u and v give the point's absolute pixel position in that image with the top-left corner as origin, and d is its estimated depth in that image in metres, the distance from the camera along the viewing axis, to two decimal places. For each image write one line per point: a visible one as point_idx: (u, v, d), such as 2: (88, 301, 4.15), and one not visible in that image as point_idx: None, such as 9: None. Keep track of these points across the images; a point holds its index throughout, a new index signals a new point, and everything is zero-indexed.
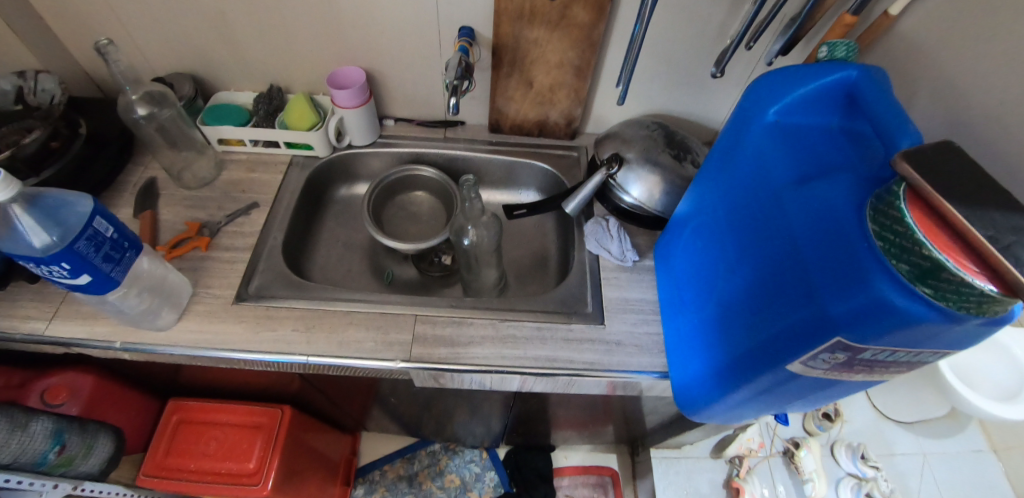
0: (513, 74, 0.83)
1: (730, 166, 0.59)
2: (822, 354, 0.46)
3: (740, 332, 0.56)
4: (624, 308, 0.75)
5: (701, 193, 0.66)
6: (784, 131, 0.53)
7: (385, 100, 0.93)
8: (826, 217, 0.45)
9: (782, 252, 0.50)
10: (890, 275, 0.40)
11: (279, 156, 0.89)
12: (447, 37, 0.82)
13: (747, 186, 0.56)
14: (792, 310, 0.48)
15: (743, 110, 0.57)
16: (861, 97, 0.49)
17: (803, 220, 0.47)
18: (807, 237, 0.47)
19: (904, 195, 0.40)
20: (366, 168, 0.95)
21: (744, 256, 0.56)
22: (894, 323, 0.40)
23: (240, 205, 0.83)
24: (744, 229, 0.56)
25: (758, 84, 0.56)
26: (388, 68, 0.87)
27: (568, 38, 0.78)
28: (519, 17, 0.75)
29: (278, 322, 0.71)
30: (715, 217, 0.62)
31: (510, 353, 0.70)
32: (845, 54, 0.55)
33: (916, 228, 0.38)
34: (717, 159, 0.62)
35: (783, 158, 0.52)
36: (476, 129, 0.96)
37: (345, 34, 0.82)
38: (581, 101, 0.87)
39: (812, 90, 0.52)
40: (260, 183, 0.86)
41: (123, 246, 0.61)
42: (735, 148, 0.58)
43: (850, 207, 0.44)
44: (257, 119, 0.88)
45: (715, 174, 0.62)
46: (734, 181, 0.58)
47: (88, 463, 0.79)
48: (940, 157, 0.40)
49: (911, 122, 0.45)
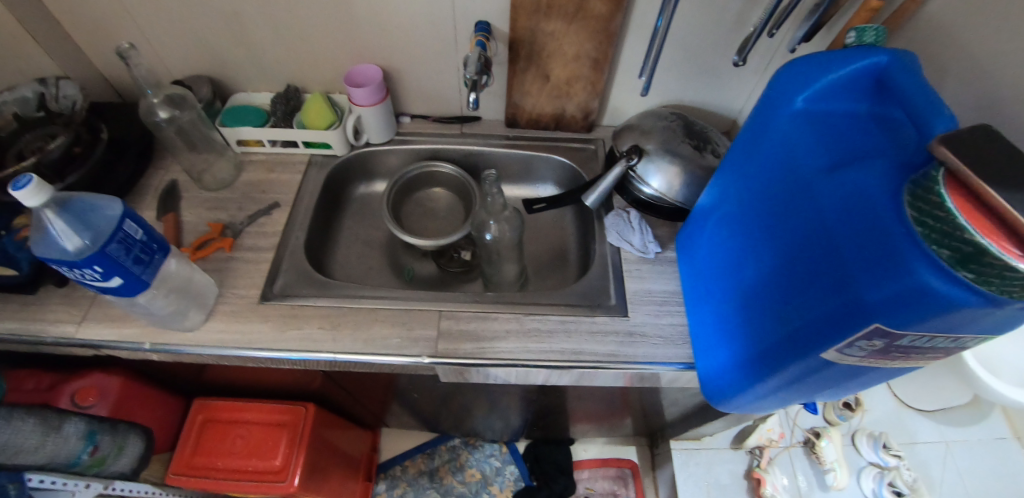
0: (529, 68, 0.83)
1: (756, 155, 0.58)
2: (858, 341, 0.46)
3: (770, 321, 0.56)
4: (648, 299, 0.75)
5: (725, 184, 0.65)
6: (813, 119, 0.52)
7: (401, 97, 0.93)
8: (860, 205, 0.45)
9: (814, 240, 0.49)
10: (928, 259, 0.39)
11: (297, 156, 0.90)
12: (462, 32, 0.81)
13: (775, 174, 0.55)
14: (826, 297, 0.47)
15: (770, 98, 0.56)
16: (892, 81, 0.48)
17: (836, 208, 0.47)
18: (841, 225, 0.46)
19: (943, 179, 0.39)
20: (384, 166, 0.95)
21: (774, 245, 0.55)
22: (935, 308, 0.39)
23: (261, 205, 0.83)
24: (772, 218, 0.56)
25: (784, 71, 0.55)
26: (404, 65, 0.87)
27: (585, 30, 0.77)
28: (536, 10, 0.75)
29: (304, 320, 0.71)
30: (742, 207, 0.61)
31: (536, 347, 0.70)
32: (874, 39, 0.53)
33: (957, 213, 0.37)
34: (741, 149, 0.61)
35: (813, 146, 0.51)
36: (492, 124, 0.95)
37: (362, 32, 0.82)
38: (598, 93, 0.86)
39: (841, 75, 0.51)
40: (280, 184, 0.86)
41: (152, 249, 0.61)
42: (761, 136, 0.57)
43: (886, 192, 0.44)
44: (275, 119, 0.88)
45: (740, 163, 0.61)
46: (760, 171, 0.58)
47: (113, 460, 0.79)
48: (978, 141, 0.39)
49: (945, 106, 0.44)
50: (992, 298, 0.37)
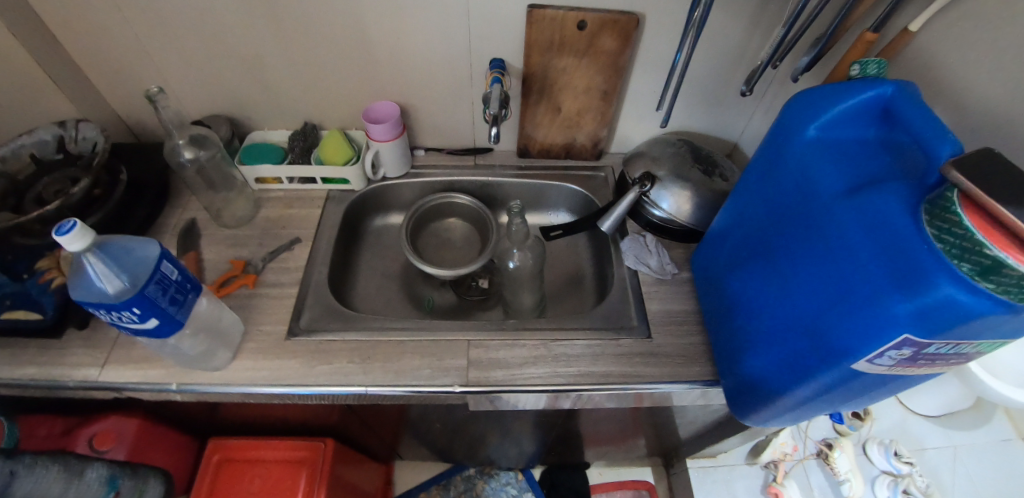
0: (542, 101, 0.88)
1: (773, 179, 0.62)
2: (888, 352, 0.48)
3: (797, 336, 0.58)
4: (668, 320, 0.77)
5: (741, 206, 0.68)
6: (826, 145, 0.56)
7: (416, 132, 0.96)
8: (881, 224, 0.48)
9: (837, 258, 0.52)
10: (952, 273, 0.42)
11: (315, 192, 0.91)
12: (477, 69, 0.86)
13: (793, 197, 0.59)
14: (854, 312, 0.50)
15: (783, 127, 0.60)
16: (898, 110, 0.52)
17: (857, 227, 0.50)
18: (863, 243, 0.49)
19: (958, 199, 0.42)
20: (399, 198, 0.96)
21: (796, 263, 0.58)
22: (961, 317, 0.42)
23: (282, 241, 0.84)
24: (793, 238, 0.58)
25: (795, 102, 0.59)
26: (420, 101, 0.90)
27: (595, 65, 0.83)
28: (549, 47, 0.80)
29: (332, 355, 0.71)
30: (761, 228, 0.64)
31: (564, 371, 0.71)
32: (878, 71, 0.57)
33: (974, 230, 0.41)
34: (757, 173, 0.65)
35: (828, 170, 0.55)
36: (504, 155, 0.98)
37: (381, 70, 0.85)
38: (607, 123, 0.91)
39: (849, 106, 0.55)
40: (300, 219, 0.87)
41: (186, 288, 0.61)
42: (776, 162, 0.61)
43: (905, 212, 0.47)
44: (293, 156, 0.90)
45: (756, 187, 0.65)
46: (777, 193, 0.61)
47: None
48: (984, 163, 0.43)
49: (950, 133, 0.48)
50: (1011, 305, 0.41)
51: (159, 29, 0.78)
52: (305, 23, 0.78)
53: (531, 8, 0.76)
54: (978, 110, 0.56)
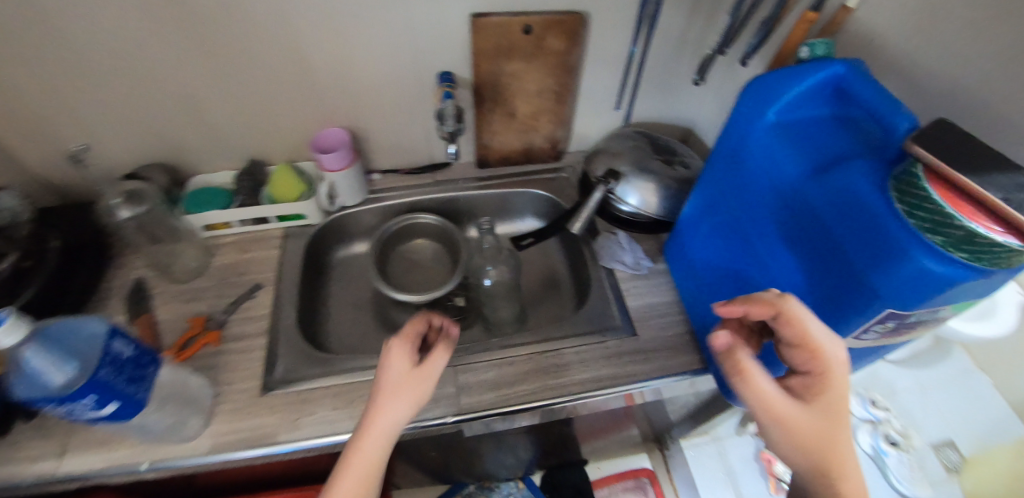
0: (496, 109, 0.86)
1: (739, 167, 0.62)
2: (874, 326, 0.50)
3: None
4: (651, 314, 0.78)
5: (710, 195, 0.69)
6: (785, 130, 0.57)
7: (369, 155, 0.92)
8: (851, 203, 0.49)
9: (815, 240, 0.53)
10: (926, 246, 0.43)
11: (270, 231, 0.86)
12: (425, 84, 0.83)
13: (762, 184, 0.60)
14: (838, 291, 0.51)
15: (740, 115, 0.60)
16: (851, 89, 0.54)
17: (829, 208, 0.51)
18: (837, 223, 0.50)
19: (924, 174, 0.43)
20: (360, 225, 0.92)
21: (774, 248, 0.59)
22: (939, 287, 0.43)
23: (242, 289, 0.79)
24: (767, 223, 0.60)
25: (749, 90, 0.59)
26: (370, 124, 0.87)
27: (545, 67, 0.82)
28: (497, 54, 0.79)
29: (315, 404, 0.68)
30: (733, 216, 0.65)
31: (557, 382, 0.70)
32: (826, 51, 0.60)
33: (945, 204, 0.41)
34: (721, 161, 0.65)
35: (792, 155, 0.56)
36: (464, 167, 0.96)
37: (324, 95, 0.81)
38: (563, 123, 0.90)
39: (804, 89, 0.56)
40: (259, 262, 0.82)
41: (145, 362, 0.57)
42: (739, 150, 0.62)
43: (873, 190, 0.48)
44: (241, 197, 0.85)
45: (723, 175, 0.66)
46: (745, 181, 0.62)
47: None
48: (941, 135, 0.44)
49: (903, 107, 0.50)
50: (983, 270, 0.41)
51: (72, 78, 0.71)
52: (237, 55, 0.74)
53: (475, 16, 0.74)
54: (911, 79, 0.58)
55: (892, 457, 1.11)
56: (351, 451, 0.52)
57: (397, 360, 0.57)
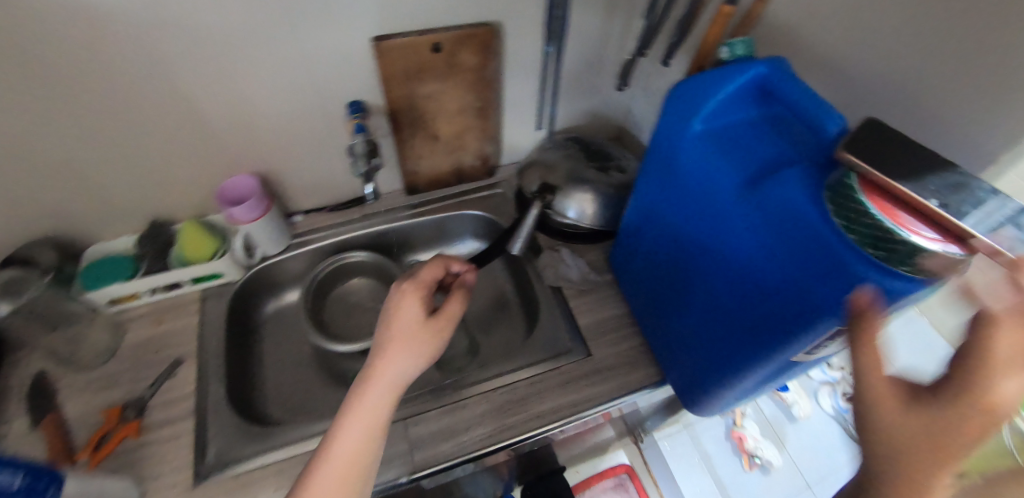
0: (417, 133, 0.81)
1: (673, 178, 0.60)
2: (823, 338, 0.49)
3: (735, 333, 0.57)
4: (602, 330, 0.76)
5: (648, 206, 0.67)
6: (715, 137, 0.55)
7: (287, 197, 0.85)
8: (789, 215, 0.48)
9: (757, 253, 0.51)
10: (865, 260, 0.42)
11: (187, 295, 0.78)
12: (335, 116, 0.76)
13: (697, 195, 0.57)
14: (785, 306, 0.50)
15: (669, 124, 0.58)
16: (778, 90, 0.53)
17: (768, 221, 0.49)
18: (777, 238, 0.49)
19: (859, 185, 0.43)
20: (288, 273, 0.86)
21: (718, 261, 0.57)
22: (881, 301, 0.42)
23: (161, 366, 0.72)
24: (708, 236, 0.58)
25: (674, 97, 0.57)
26: (281, 165, 0.80)
27: (463, 84, 0.77)
28: (408, 76, 0.73)
29: (256, 486, 0.62)
30: (673, 228, 0.63)
31: (514, 420, 0.67)
32: (745, 50, 0.59)
33: (881, 217, 0.41)
34: (655, 173, 0.63)
35: (726, 165, 0.53)
36: (393, 196, 0.91)
37: (222, 142, 0.74)
38: (490, 139, 0.86)
39: (729, 94, 0.54)
40: (177, 333, 0.75)
41: (41, 486, 0.50)
42: (671, 162, 0.59)
43: (807, 200, 0.46)
44: (147, 263, 0.77)
45: (659, 187, 0.63)
46: (681, 192, 0.60)
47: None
48: (870, 141, 0.44)
49: (830, 108, 0.49)
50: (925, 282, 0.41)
51: None
52: (110, 112, 0.65)
53: (376, 41, 0.68)
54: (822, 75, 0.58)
55: None
56: (356, 399, 0.50)
57: (408, 301, 0.56)
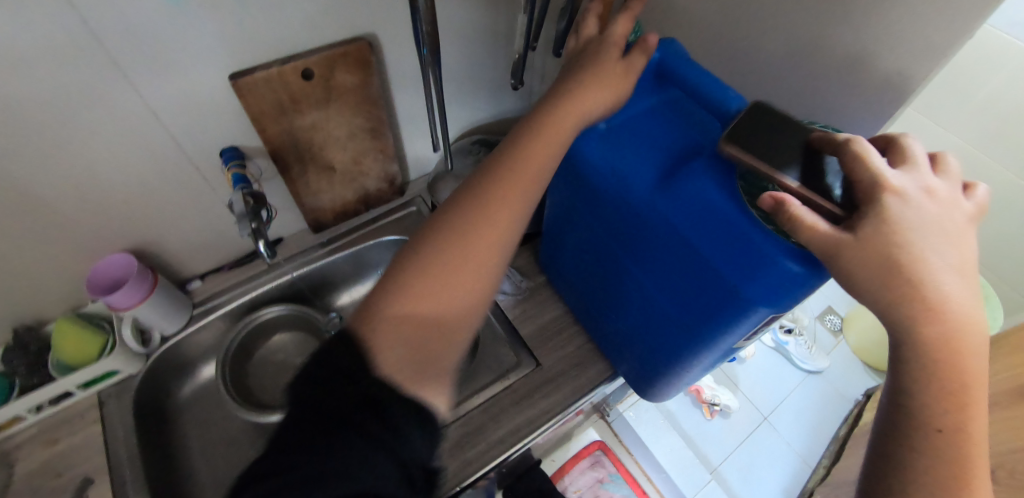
0: (308, 168, 0.73)
1: (580, 183, 0.56)
2: (757, 325, 0.49)
3: (672, 330, 0.55)
4: (545, 337, 0.74)
5: (563, 211, 0.63)
6: (619, 132, 0.52)
7: (176, 265, 0.76)
8: (705, 209, 0.46)
9: (679, 252, 0.49)
10: (784, 247, 0.42)
11: (80, 403, 0.68)
12: (207, 168, 0.67)
13: (607, 197, 0.53)
14: (716, 302, 0.48)
15: None
16: (676, 72, 0.51)
17: (686, 217, 0.47)
18: (698, 234, 0.46)
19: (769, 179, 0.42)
20: (199, 346, 0.78)
21: (642, 261, 0.54)
22: (804, 284, 0.43)
23: (65, 493, 0.62)
24: (627, 237, 0.54)
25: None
26: (159, 233, 0.70)
27: (347, 107, 0.69)
28: (281, 110, 0.64)
29: None
30: (592, 231, 0.60)
31: (473, 453, 0.65)
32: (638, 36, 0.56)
33: None
34: (565, 178, 0.58)
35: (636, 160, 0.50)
36: (300, 237, 0.84)
37: (75, 224, 0.63)
38: (393, 158, 0.80)
39: None
40: (78, 449, 0.65)
41: None
42: (574, 166, 0.55)
43: (721, 193, 0.45)
44: (21, 378, 0.67)
45: (568, 192, 0.59)
46: (591, 195, 0.55)
47: (340, 470, 0.33)
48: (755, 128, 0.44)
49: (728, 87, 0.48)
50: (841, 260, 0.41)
51: None
52: None
53: (232, 78, 0.58)
54: None
55: (791, 344, 1.27)
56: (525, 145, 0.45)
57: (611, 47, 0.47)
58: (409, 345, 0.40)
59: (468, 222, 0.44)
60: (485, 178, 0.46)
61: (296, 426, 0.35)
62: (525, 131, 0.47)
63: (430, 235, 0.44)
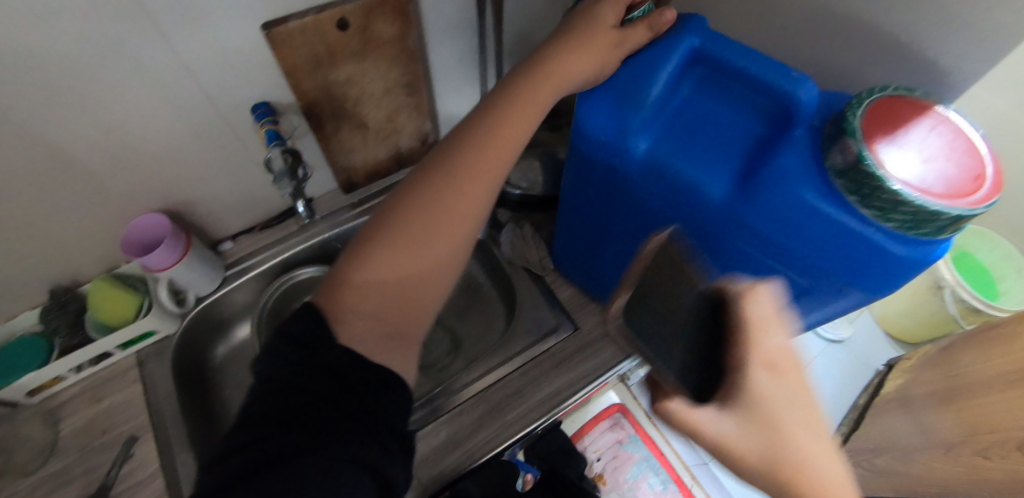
0: (342, 125, 0.70)
1: (627, 194, 0.52)
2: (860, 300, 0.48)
3: None
4: (584, 299, 0.74)
5: (597, 218, 0.60)
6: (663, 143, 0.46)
7: (208, 226, 0.75)
8: (801, 216, 0.43)
9: (771, 254, 0.47)
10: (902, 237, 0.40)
11: (121, 362, 0.69)
12: (241, 124, 0.65)
13: (668, 209, 0.50)
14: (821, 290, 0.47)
15: (602, 144, 0.48)
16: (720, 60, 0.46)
17: (775, 225, 0.44)
18: (792, 238, 0.44)
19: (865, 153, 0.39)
20: (234, 307, 0.78)
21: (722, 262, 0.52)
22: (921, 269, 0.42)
23: (114, 450, 0.63)
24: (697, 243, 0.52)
25: (585, 111, 0.48)
26: (192, 191, 0.68)
27: (383, 61, 0.65)
28: (317, 63, 0.61)
29: None
30: (643, 237, 0.56)
31: (515, 415, 0.65)
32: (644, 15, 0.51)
33: (889, 179, 0.38)
34: (597, 186, 0.55)
35: (706, 172, 0.45)
36: (331, 196, 0.82)
37: (110, 183, 0.61)
38: (426, 116, 0.77)
39: (659, 84, 0.46)
40: (123, 407, 0.66)
41: None
42: (620, 180, 0.51)
43: (817, 196, 0.42)
44: (61, 339, 0.66)
45: (608, 200, 0.55)
46: (645, 207, 0.52)
47: (323, 436, 0.39)
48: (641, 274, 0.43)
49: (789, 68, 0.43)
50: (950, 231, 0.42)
51: None
52: None
53: (266, 28, 0.55)
54: None
55: None
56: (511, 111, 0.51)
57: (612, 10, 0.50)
58: (380, 299, 0.49)
59: (445, 189, 0.51)
60: (459, 151, 0.51)
61: (274, 403, 0.41)
62: (502, 109, 0.52)
63: (395, 219, 0.50)
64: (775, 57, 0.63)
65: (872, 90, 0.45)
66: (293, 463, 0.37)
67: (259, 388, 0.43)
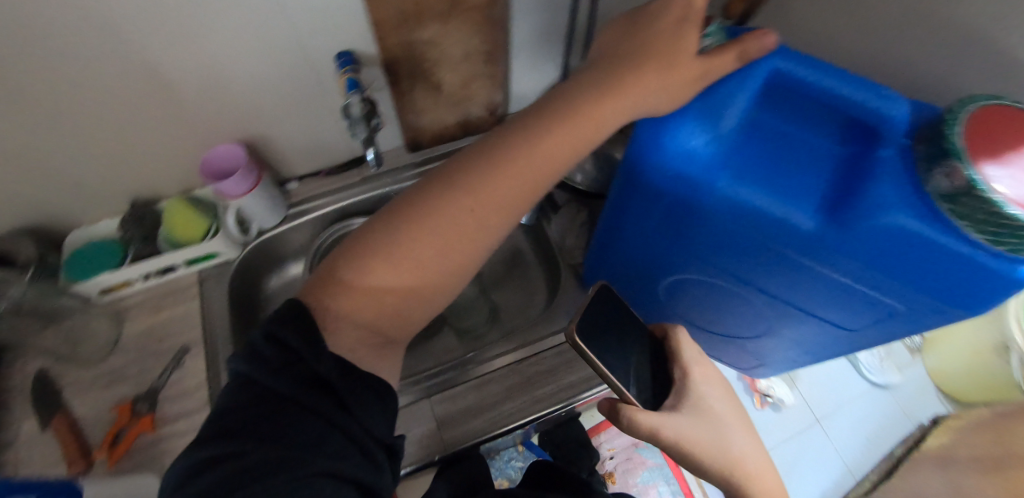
0: (416, 84, 0.71)
1: (694, 226, 0.49)
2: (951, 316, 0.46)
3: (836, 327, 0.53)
4: None
5: (648, 244, 0.56)
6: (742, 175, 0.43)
7: (279, 164, 0.78)
8: (900, 245, 0.40)
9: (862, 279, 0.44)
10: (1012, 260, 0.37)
11: (184, 278, 0.73)
12: (324, 70, 0.67)
13: (743, 239, 0.47)
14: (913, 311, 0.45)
15: (673, 176, 0.45)
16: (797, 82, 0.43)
17: (871, 252, 0.41)
18: (887, 262, 0.41)
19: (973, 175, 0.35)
20: (290, 246, 0.81)
21: (798, 285, 0.49)
22: None
23: (167, 357, 0.67)
24: (771, 268, 0.49)
25: (647, 139, 0.44)
26: (269, 128, 0.72)
27: (467, 25, 0.65)
28: (403, 19, 0.61)
29: None
30: (704, 262, 0.53)
31: (543, 392, 0.65)
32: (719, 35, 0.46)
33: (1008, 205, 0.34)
34: (654, 214, 0.51)
35: (795, 202, 0.42)
36: (395, 153, 0.84)
37: (199, 108, 0.65)
38: (499, 88, 0.77)
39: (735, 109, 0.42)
40: (180, 320, 0.70)
41: None
42: (688, 212, 0.47)
43: (920, 223, 0.38)
44: (135, 247, 0.71)
45: (666, 229, 0.52)
46: (715, 237, 0.49)
47: (305, 450, 0.37)
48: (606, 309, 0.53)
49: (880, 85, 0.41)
50: None
51: None
52: (66, 83, 0.55)
53: None
54: None
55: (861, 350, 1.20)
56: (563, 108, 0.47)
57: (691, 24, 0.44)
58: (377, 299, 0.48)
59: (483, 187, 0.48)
60: (507, 150, 0.48)
61: (253, 414, 0.39)
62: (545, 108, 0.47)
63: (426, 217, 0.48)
64: (871, 69, 0.59)
65: (964, 100, 0.40)
66: (275, 477, 0.36)
67: (240, 398, 0.41)
